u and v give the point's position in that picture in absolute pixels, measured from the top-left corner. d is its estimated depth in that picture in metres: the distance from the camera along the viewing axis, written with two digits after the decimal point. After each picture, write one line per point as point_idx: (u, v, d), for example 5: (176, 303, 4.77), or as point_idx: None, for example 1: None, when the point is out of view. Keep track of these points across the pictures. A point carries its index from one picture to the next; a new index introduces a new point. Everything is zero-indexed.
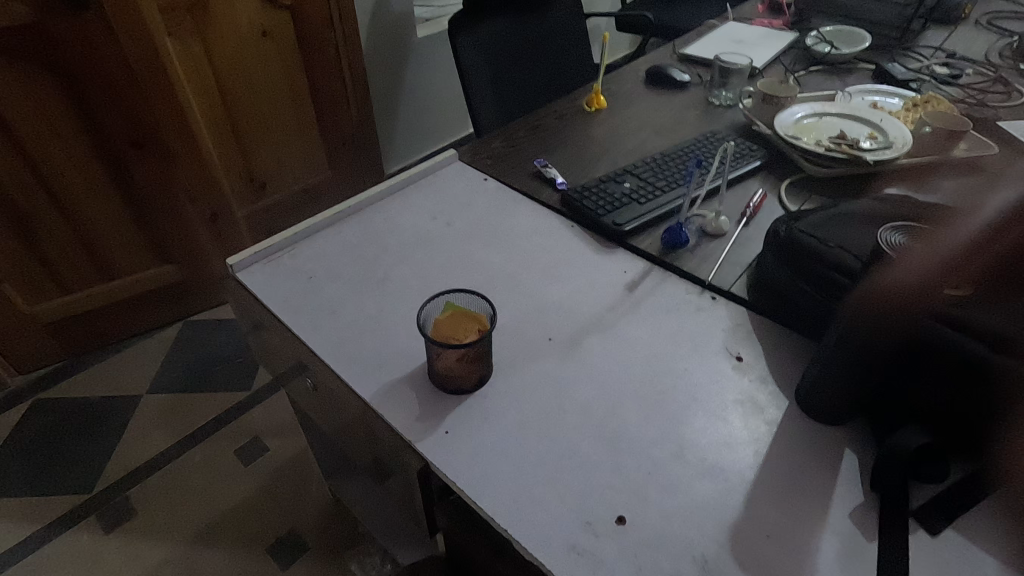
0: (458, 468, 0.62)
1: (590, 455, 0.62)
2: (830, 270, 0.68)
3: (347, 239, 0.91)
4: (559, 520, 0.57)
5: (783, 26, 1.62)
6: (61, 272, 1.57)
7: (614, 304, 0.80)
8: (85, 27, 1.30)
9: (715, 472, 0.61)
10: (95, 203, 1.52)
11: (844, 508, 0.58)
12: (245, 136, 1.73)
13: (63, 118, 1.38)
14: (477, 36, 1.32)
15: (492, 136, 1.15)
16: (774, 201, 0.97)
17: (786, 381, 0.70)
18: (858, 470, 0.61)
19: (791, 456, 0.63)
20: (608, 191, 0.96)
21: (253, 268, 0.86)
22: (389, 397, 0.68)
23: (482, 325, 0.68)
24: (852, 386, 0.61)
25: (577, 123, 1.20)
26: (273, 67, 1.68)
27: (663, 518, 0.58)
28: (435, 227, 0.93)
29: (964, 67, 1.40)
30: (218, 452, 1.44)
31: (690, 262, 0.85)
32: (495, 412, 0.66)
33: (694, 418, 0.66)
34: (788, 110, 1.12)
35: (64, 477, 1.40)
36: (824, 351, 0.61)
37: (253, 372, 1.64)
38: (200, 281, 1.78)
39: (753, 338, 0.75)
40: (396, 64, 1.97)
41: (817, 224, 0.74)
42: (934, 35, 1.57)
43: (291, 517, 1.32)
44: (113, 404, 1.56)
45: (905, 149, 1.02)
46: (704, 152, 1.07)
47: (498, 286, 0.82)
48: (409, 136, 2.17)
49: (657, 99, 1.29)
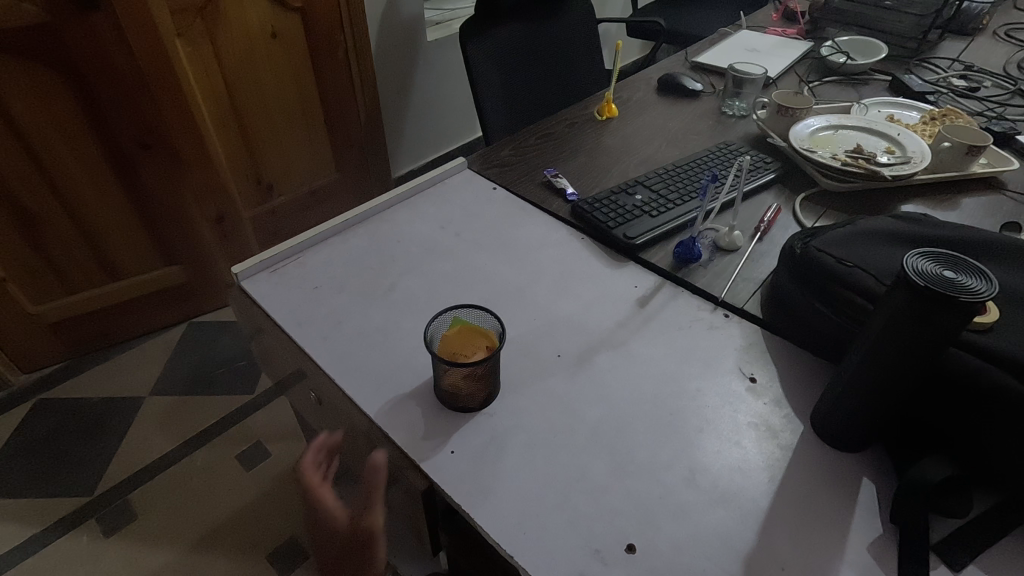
0: (465, 490, 0.60)
1: (599, 479, 0.61)
2: (849, 290, 0.66)
3: (354, 249, 0.90)
4: (568, 546, 0.56)
5: (797, 36, 1.60)
6: (67, 272, 1.56)
7: (626, 320, 0.78)
8: (95, 26, 1.30)
9: (727, 499, 0.60)
10: (102, 203, 1.51)
11: (861, 540, 0.57)
12: (254, 139, 1.73)
13: (72, 118, 1.38)
14: (488, 42, 1.31)
15: (501, 144, 1.14)
16: (789, 216, 0.95)
17: (801, 405, 0.68)
18: (875, 500, 0.60)
19: (808, 484, 0.61)
20: (619, 203, 0.94)
21: (259, 277, 0.85)
22: (395, 414, 0.67)
23: (491, 342, 0.67)
24: (872, 413, 0.59)
25: (588, 131, 1.18)
26: (281, 67, 1.67)
27: (675, 547, 0.56)
28: (444, 237, 0.92)
29: (982, 79, 1.37)
30: (220, 456, 1.44)
31: (703, 278, 0.83)
32: (502, 431, 0.65)
33: (706, 441, 0.64)
34: (804, 122, 1.10)
35: (66, 478, 1.39)
36: (843, 377, 0.60)
37: (256, 375, 1.63)
38: (204, 282, 1.77)
39: (766, 359, 0.73)
40: (406, 68, 1.96)
41: (836, 241, 0.72)
42: (950, 46, 1.55)
43: (293, 523, 1.31)
44: (116, 405, 1.56)
45: (923, 164, 1.00)
46: (717, 165, 1.05)
47: (507, 300, 0.81)
48: (417, 140, 2.16)
49: (669, 109, 1.27)
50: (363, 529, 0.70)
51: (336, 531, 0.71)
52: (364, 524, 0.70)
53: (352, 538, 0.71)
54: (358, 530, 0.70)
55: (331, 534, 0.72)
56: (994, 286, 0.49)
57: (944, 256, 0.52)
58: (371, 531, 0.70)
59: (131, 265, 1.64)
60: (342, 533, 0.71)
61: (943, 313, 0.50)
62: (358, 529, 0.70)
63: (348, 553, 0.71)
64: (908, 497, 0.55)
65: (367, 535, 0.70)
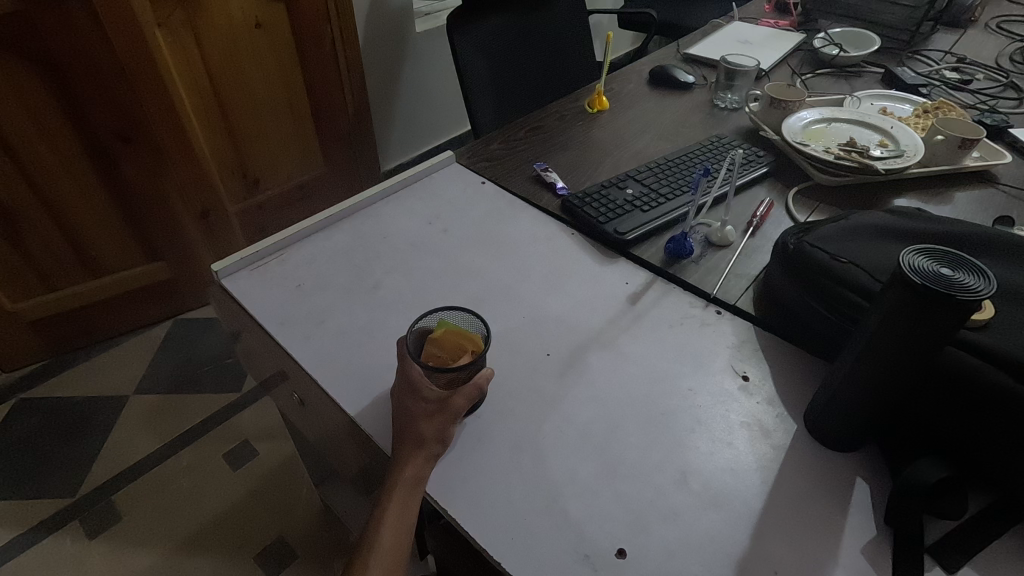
0: (453, 495, 0.58)
1: (589, 482, 0.59)
2: (843, 287, 0.65)
3: (338, 245, 0.88)
4: (557, 551, 0.54)
5: (790, 27, 1.58)
6: (47, 269, 1.53)
7: (616, 318, 0.76)
8: (70, 15, 1.26)
9: (719, 502, 0.58)
10: (82, 198, 1.48)
11: (855, 542, 0.56)
12: (239, 133, 1.69)
13: (49, 111, 1.34)
14: (477, 33, 1.28)
15: (490, 137, 1.11)
16: (782, 210, 0.94)
17: (794, 404, 0.67)
18: (868, 500, 0.59)
19: (800, 485, 0.60)
20: (610, 198, 0.92)
21: (239, 275, 0.83)
22: (377, 417, 0.66)
23: (476, 347, 0.64)
24: (867, 413, 0.57)
25: (578, 124, 1.16)
26: (266, 58, 1.63)
27: (667, 552, 0.54)
28: (431, 233, 0.90)
29: (975, 72, 1.37)
30: (206, 455, 1.41)
31: (695, 275, 0.82)
32: (490, 433, 0.63)
33: (698, 441, 0.63)
34: (797, 115, 1.09)
35: (48, 479, 1.36)
36: (837, 376, 0.58)
37: (243, 373, 1.60)
38: (189, 279, 1.75)
39: (758, 356, 0.72)
40: (393, 61, 1.92)
41: (830, 237, 0.71)
42: (943, 38, 1.54)
43: (281, 524, 1.29)
44: (99, 404, 1.52)
45: (917, 157, 0.99)
46: (709, 158, 1.03)
47: (496, 298, 0.79)
48: (406, 132, 2.12)
49: (660, 101, 1.25)
50: (456, 397, 0.61)
51: (424, 396, 0.60)
52: (442, 414, 0.60)
53: (442, 404, 0.60)
54: (450, 398, 0.61)
55: (417, 399, 0.60)
56: (992, 284, 0.47)
57: (942, 253, 0.51)
58: (460, 403, 0.61)
59: (114, 262, 1.61)
60: (433, 399, 0.60)
61: (939, 311, 0.48)
62: (451, 394, 0.61)
63: (428, 430, 0.59)
64: (904, 499, 0.54)
65: (452, 406, 0.60)
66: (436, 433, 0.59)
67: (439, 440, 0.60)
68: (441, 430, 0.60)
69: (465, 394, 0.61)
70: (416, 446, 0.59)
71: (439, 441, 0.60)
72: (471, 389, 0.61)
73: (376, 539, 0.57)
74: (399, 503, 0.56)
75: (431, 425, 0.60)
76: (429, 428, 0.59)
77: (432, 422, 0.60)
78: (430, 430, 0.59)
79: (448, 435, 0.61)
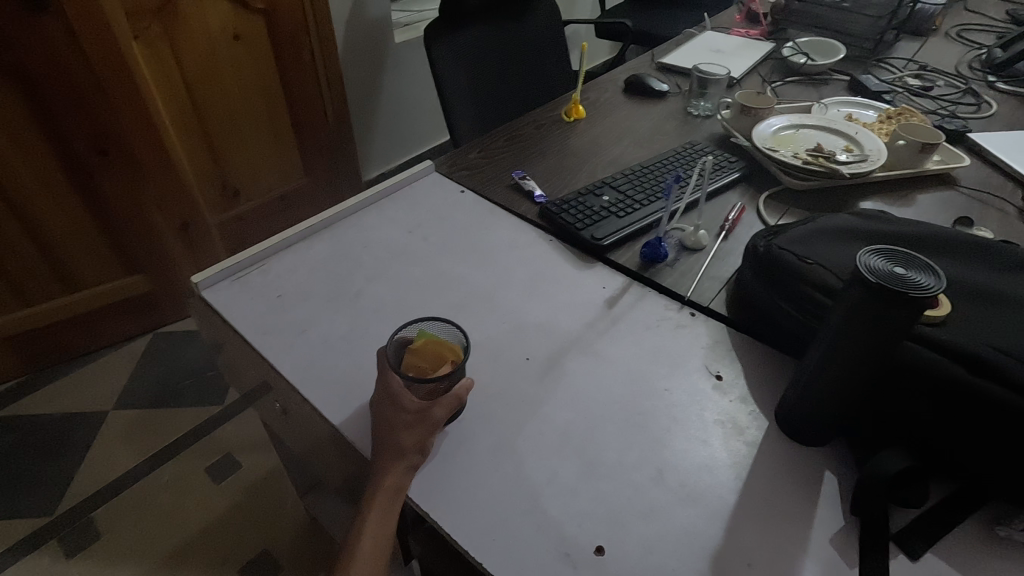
0: (436, 499, 0.59)
1: (568, 482, 0.61)
2: (810, 288, 0.67)
3: (319, 255, 0.88)
4: (537, 549, 0.56)
5: (760, 37, 1.63)
6: (21, 284, 1.50)
7: (593, 322, 0.78)
8: (44, 29, 1.25)
9: (695, 498, 0.60)
10: (57, 212, 1.46)
11: (824, 534, 0.58)
12: (218, 144, 1.69)
13: (23, 125, 1.32)
14: (454, 44, 1.31)
15: (469, 146, 1.13)
16: (753, 215, 0.97)
17: (766, 401, 0.69)
18: (837, 493, 0.61)
19: (772, 480, 0.62)
20: (586, 204, 0.95)
21: (220, 286, 0.83)
22: (358, 425, 0.66)
23: (456, 357, 0.65)
24: (832, 408, 0.60)
25: (555, 133, 1.19)
26: (245, 70, 1.64)
27: (645, 548, 0.56)
28: (411, 241, 0.91)
29: (936, 79, 1.42)
30: (189, 469, 1.40)
31: (669, 278, 0.84)
32: (472, 437, 0.64)
33: (674, 440, 0.65)
34: (766, 121, 1.12)
35: (25, 498, 1.34)
36: (805, 373, 0.61)
37: (225, 386, 1.59)
38: (168, 291, 1.73)
39: (731, 357, 0.74)
40: (372, 71, 1.94)
41: (797, 240, 0.73)
42: (906, 46, 1.59)
43: (265, 536, 1.28)
44: (77, 420, 1.50)
45: (880, 162, 1.02)
46: (682, 164, 1.06)
47: (476, 305, 0.80)
48: (387, 142, 2.13)
49: (635, 110, 1.28)
50: (436, 407, 0.61)
51: (404, 406, 0.60)
52: (422, 424, 0.60)
53: (422, 414, 0.60)
54: (431, 408, 0.61)
55: (398, 409, 0.60)
56: (943, 281, 0.50)
57: (898, 252, 0.53)
58: (440, 412, 0.61)
59: (90, 276, 1.59)
60: (413, 409, 0.60)
61: (895, 307, 0.51)
62: (432, 404, 0.61)
63: (406, 437, 0.60)
64: (869, 490, 0.56)
65: (432, 417, 0.61)
66: (416, 443, 0.60)
67: (418, 450, 0.60)
68: (421, 441, 0.60)
69: (445, 405, 0.62)
70: (395, 456, 0.59)
71: (418, 452, 0.60)
72: (451, 398, 0.62)
73: (358, 545, 0.58)
74: (380, 509, 0.57)
75: (410, 436, 0.60)
76: (408, 439, 0.60)
77: (412, 432, 0.60)
78: (410, 440, 0.60)
79: (427, 443, 0.61)
